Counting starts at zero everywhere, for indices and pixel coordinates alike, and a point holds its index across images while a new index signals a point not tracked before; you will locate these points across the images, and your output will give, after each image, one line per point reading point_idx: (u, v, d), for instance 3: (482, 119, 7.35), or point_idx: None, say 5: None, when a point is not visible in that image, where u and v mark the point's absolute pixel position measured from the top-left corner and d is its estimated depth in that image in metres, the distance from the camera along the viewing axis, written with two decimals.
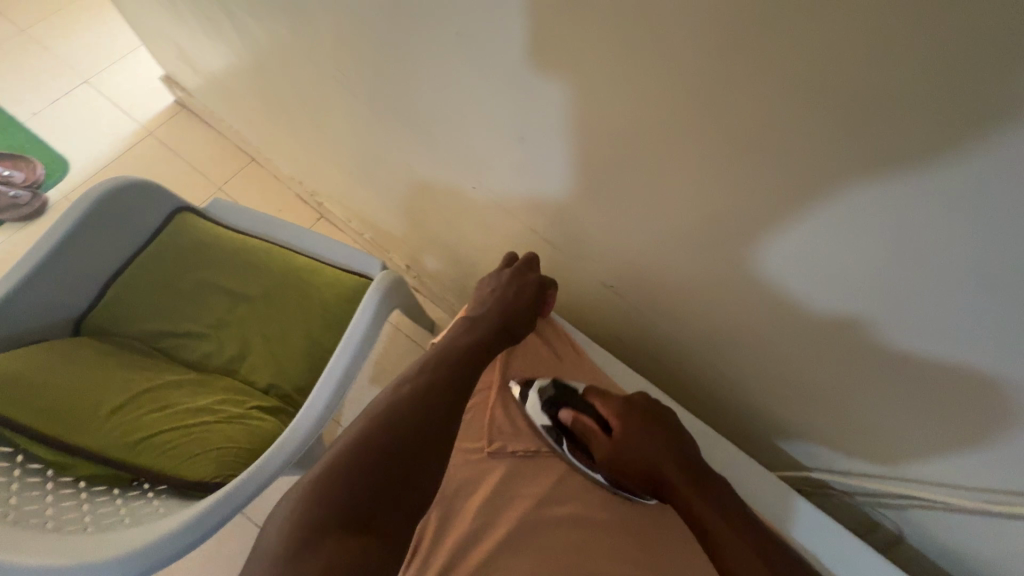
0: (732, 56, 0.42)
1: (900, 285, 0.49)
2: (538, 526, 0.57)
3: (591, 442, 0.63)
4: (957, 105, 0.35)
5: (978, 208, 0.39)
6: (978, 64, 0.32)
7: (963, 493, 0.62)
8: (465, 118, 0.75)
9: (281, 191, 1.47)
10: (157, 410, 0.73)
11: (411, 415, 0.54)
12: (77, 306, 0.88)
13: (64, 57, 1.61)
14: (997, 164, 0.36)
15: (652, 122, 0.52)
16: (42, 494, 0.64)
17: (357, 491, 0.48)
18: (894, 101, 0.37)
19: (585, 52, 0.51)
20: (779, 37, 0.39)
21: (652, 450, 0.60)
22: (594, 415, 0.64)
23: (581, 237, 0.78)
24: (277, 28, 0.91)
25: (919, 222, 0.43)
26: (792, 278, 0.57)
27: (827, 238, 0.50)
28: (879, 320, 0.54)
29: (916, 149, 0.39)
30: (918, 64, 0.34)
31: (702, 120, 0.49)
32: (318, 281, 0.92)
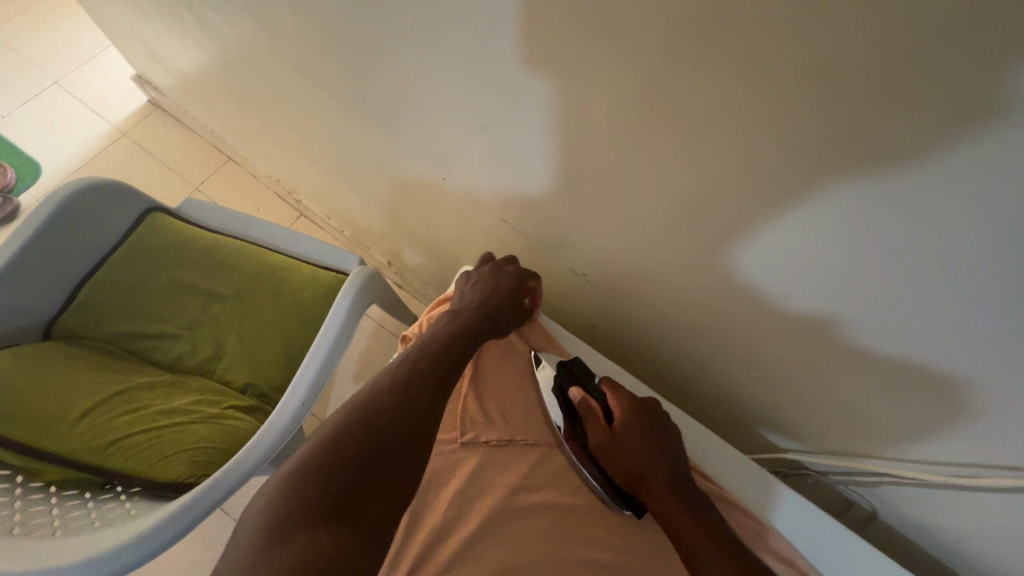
0: (683, 35, 0.42)
1: (888, 274, 0.48)
2: (510, 514, 0.57)
3: (587, 426, 0.62)
4: (903, 80, 0.35)
5: (928, 185, 0.39)
6: (919, 36, 0.32)
7: (929, 469, 0.63)
8: (432, 109, 0.74)
9: (258, 190, 1.46)
10: (129, 412, 0.73)
11: (380, 406, 0.53)
12: (47, 311, 0.86)
13: (32, 58, 1.58)
14: (947, 140, 0.36)
15: (613, 107, 0.52)
16: (11, 499, 0.63)
17: (325, 482, 0.47)
18: (842, 78, 0.37)
19: (540, 37, 0.51)
20: (722, 16, 0.39)
21: (642, 454, 0.57)
22: (602, 403, 0.62)
23: (552, 226, 0.78)
24: (242, 23, 0.90)
25: (896, 209, 0.42)
26: (780, 267, 0.55)
27: (817, 225, 0.48)
28: (864, 309, 0.53)
29: (860, 126, 0.39)
30: (863, 39, 0.34)
31: (656, 103, 0.49)
32: (293, 278, 0.91)
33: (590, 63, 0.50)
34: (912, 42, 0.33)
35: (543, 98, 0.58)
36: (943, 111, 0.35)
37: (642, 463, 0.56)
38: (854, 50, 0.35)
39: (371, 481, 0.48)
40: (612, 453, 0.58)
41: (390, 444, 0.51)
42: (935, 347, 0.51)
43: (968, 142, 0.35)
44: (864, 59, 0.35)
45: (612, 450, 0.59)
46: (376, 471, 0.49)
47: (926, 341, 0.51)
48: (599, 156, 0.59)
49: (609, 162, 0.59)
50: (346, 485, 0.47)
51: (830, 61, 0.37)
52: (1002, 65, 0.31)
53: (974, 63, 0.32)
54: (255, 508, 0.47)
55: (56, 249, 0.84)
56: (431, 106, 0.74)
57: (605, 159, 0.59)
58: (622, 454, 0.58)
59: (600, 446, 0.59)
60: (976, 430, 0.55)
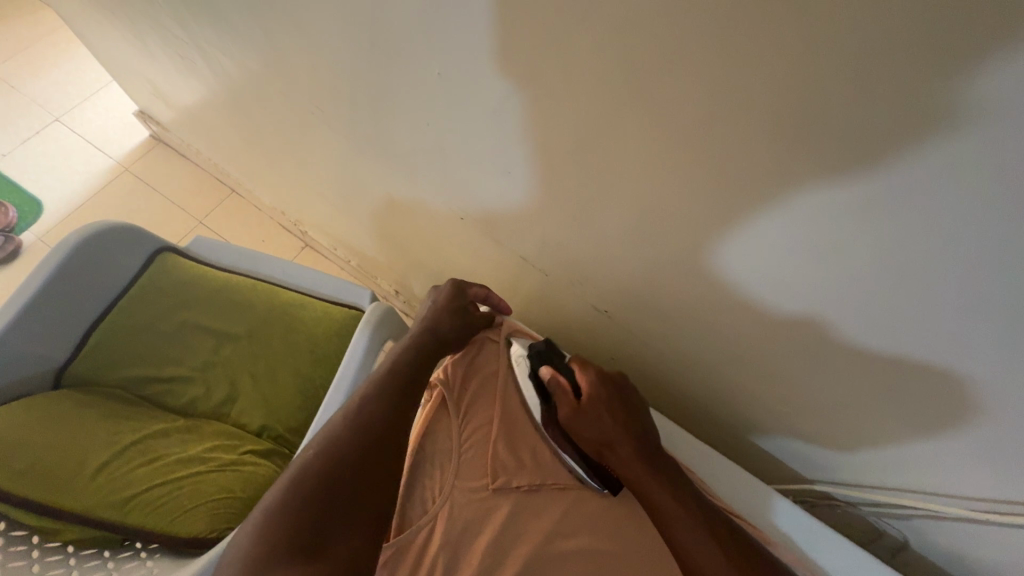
0: (723, 89, 0.42)
1: (875, 283, 0.49)
2: (547, 562, 0.56)
3: (557, 399, 0.63)
4: (952, 137, 0.35)
5: (967, 231, 0.40)
6: (966, 98, 0.33)
7: (963, 502, 0.63)
8: (450, 150, 0.74)
9: (264, 222, 1.45)
10: (145, 463, 0.71)
11: (358, 439, 0.54)
12: (56, 359, 0.84)
13: (33, 94, 1.58)
14: (985, 192, 0.37)
15: (641, 153, 0.53)
16: (28, 564, 0.60)
17: (304, 520, 0.48)
18: (886, 133, 0.37)
19: (567, 88, 0.52)
20: (766, 76, 0.39)
21: (610, 427, 0.59)
22: (571, 379, 0.65)
23: (571, 263, 0.77)
24: (254, 66, 0.90)
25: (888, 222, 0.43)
26: (768, 281, 0.57)
27: (801, 237, 0.50)
28: (865, 322, 0.53)
29: (918, 172, 0.38)
30: (908, 98, 0.35)
31: (687, 150, 0.49)
32: (306, 317, 0.90)
33: (618, 114, 0.50)
34: (966, 98, 0.33)
35: (566, 145, 0.58)
36: (989, 166, 0.35)
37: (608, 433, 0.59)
38: (901, 108, 0.36)
39: (339, 512, 0.49)
40: (582, 425, 0.60)
41: (352, 479, 0.51)
42: (959, 374, 0.51)
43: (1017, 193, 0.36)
44: (914, 112, 0.35)
45: (580, 424, 0.61)
46: (352, 488, 0.51)
47: (944, 351, 0.50)
48: (624, 197, 0.60)
49: (636, 204, 0.59)
50: (320, 512, 0.49)
51: (873, 119, 0.37)
52: None
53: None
54: (238, 541, 0.49)
55: (66, 296, 0.83)
56: (448, 147, 0.74)
57: (628, 201, 0.60)
58: (589, 427, 0.60)
59: (570, 420, 0.61)
60: (1012, 465, 0.55)
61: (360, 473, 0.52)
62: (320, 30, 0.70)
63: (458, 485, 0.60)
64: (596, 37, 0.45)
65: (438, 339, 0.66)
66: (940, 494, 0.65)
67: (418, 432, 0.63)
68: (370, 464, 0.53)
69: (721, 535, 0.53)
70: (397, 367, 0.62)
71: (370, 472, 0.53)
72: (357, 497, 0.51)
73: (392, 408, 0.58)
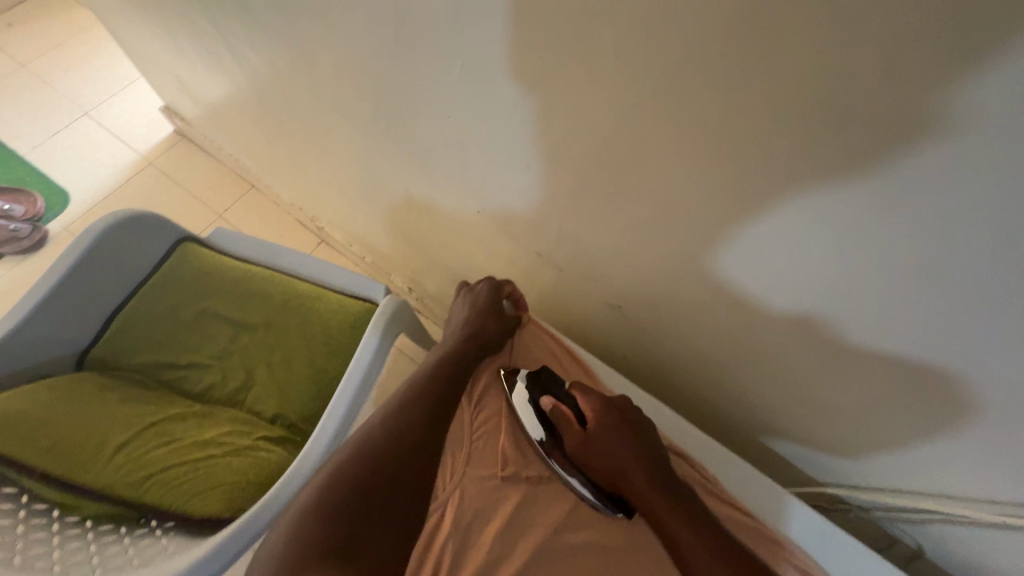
0: (742, 82, 0.42)
1: (903, 293, 0.48)
2: (553, 554, 0.56)
3: (563, 431, 0.63)
4: (987, 133, 0.34)
5: (998, 229, 0.39)
6: (1000, 93, 0.32)
7: (978, 506, 0.61)
8: (467, 145, 0.75)
9: (282, 218, 1.47)
10: (163, 444, 0.72)
11: (393, 440, 0.56)
12: (80, 342, 0.86)
13: (63, 89, 1.63)
14: (1019, 190, 0.36)
15: (661, 150, 0.53)
16: (48, 535, 0.61)
17: (336, 518, 0.49)
18: (916, 127, 0.37)
19: (584, 83, 0.52)
20: (785, 69, 0.39)
21: (622, 451, 0.59)
22: (573, 407, 0.64)
23: (587, 259, 0.77)
24: (278, 61, 0.92)
25: (907, 220, 0.42)
26: (784, 284, 0.57)
27: (825, 240, 0.49)
28: (887, 330, 0.53)
29: (942, 163, 0.38)
30: (941, 92, 0.34)
31: (705, 146, 0.49)
32: (322, 308, 0.92)
33: (640, 111, 0.50)
34: (989, 89, 0.33)
35: (585, 141, 0.58)
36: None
37: (620, 457, 0.59)
38: (933, 104, 0.35)
39: (371, 512, 0.50)
40: (590, 455, 0.60)
41: (385, 483, 0.52)
42: (984, 378, 0.50)
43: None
44: (937, 100, 0.35)
45: (590, 453, 0.60)
46: (386, 487, 0.52)
47: (973, 358, 0.49)
48: (641, 194, 0.60)
49: (654, 202, 0.59)
50: (353, 510, 0.49)
51: (905, 112, 0.37)
52: None
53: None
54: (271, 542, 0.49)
55: (91, 280, 0.85)
56: (464, 142, 0.75)
57: (645, 198, 0.59)
58: (598, 453, 0.60)
59: (577, 450, 0.61)
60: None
61: (393, 474, 0.53)
62: (344, 25, 0.72)
63: (470, 474, 0.60)
64: (621, 32, 0.45)
65: (472, 343, 0.69)
66: (953, 496, 0.64)
67: None
68: (402, 465, 0.54)
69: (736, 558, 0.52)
70: (433, 368, 0.65)
71: (401, 478, 0.54)
72: (389, 497, 0.52)
73: (423, 416, 0.59)
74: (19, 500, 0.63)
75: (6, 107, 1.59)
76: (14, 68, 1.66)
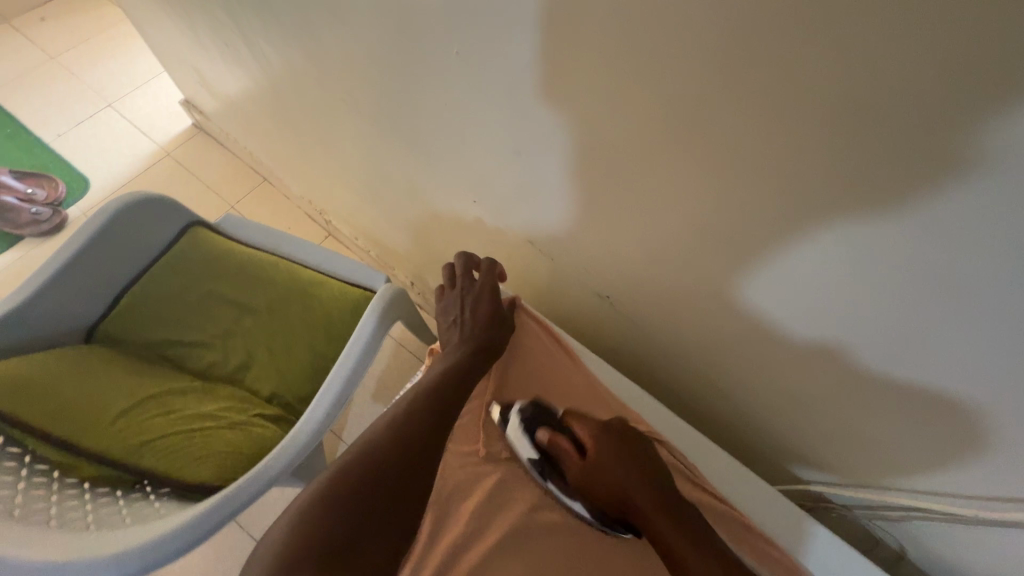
0: (712, 77, 0.42)
1: (916, 312, 0.47)
2: (527, 533, 0.57)
3: (563, 464, 0.59)
4: (945, 128, 0.34)
5: (966, 231, 0.38)
6: (953, 85, 0.32)
7: (949, 500, 0.61)
8: (457, 141, 0.76)
9: (292, 211, 1.51)
10: (162, 414, 0.75)
11: (400, 445, 0.54)
12: (89, 316, 0.90)
13: (90, 81, 1.69)
14: (990, 197, 0.35)
15: (638, 151, 0.53)
16: (47, 493, 0.64)
17: (336, 525, 0.47)
18: (878, 124, 0.36)
19: (561, 81, 0.53)
20: (751, 64, 0.39)
21: (621, 478, 0.55)
22: (572, 437, 0.60)
23: (575, 256, 0.77)
24: (289, 54, 0.96)
25: (917, 254, 0.42)
26: (793, 308, 0.56)
27: (834, 264, 0.48)
28: (894, 347, 0.51)
29: (904, 161, 0.37)
30: (896, 86, 0.34)
31: (679, 143, 0.49)
32: (323, 295, 0.94)
33: (616, 109, 0.50)
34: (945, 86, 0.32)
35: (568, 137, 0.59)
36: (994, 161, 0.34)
37: (622, 483, 0.55)
38: (891, 97, 0.35)
39: (374, 521, 0.48)
40: (592, 486, 0.56)
41: (389, 492, 0.50)
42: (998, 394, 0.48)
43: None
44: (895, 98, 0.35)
45: (591, 484, 0.56)
46: (390, 496, 0.50)
47: (994, 376, 0.46)
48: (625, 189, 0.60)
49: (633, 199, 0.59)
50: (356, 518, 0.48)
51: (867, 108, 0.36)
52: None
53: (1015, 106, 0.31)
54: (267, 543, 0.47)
55: (102, 258, 0.89)
56: (453, 139, 0.76)
57: (626, 199, 0.59)
58: (600, 482, 0.56)
59: (580, 482, 0.57)
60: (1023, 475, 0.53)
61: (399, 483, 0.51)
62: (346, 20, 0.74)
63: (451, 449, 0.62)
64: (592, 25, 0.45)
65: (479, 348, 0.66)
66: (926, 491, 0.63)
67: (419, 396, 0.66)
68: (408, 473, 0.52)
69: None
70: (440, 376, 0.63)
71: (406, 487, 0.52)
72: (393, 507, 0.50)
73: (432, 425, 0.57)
74: (21, 459, 0.66)
75: (35, 96, 1.65)
76: (45, 60, 1.73)
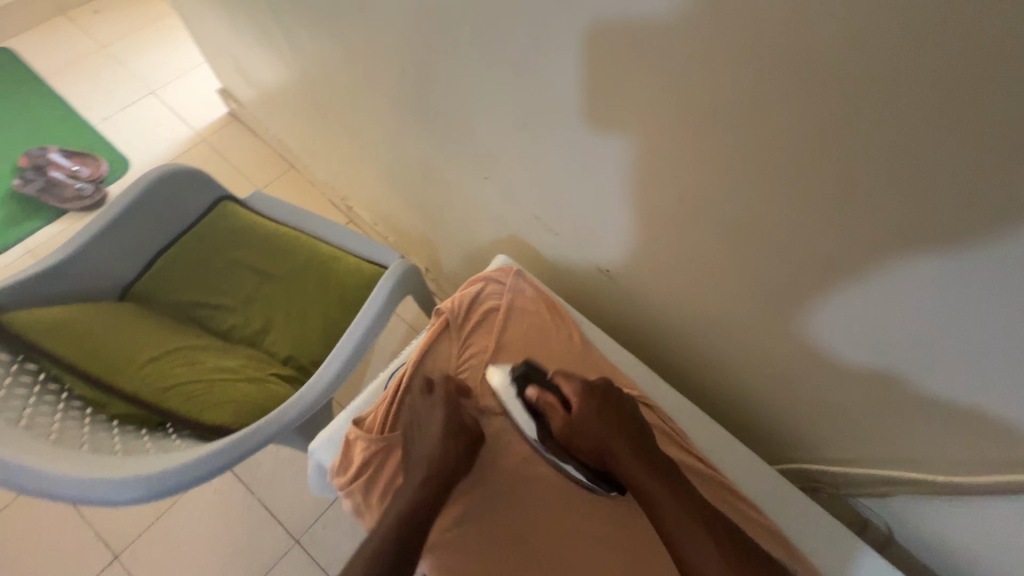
0: (695, 45, 0.44)
1: (962, 346, 0.48)
2: (515, 479, 0.62)
3: (548, 416, 0.64)
4: (914, 85, 0.36)
5: (940, 192, 0.40)
6: (918, 39, 0.34)
7: (938, 472, 0.60)
8: (468, 121, 0.80)
9: (316, 197, 1.58)
10: (185, 363, 0.80)
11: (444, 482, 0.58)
12: (124, 277, 0.97)
13: (135, 70, 1.80)
14: (964, 153, 0.37)
15: (634, 124, 0.55)
16: (80, 424, 0.70)
17: None
18: (854, 81, 0.38)
19: (564, 54, 0.56)
20: (731, 33, 0.42)
21: (601, 433, 0.60)
22: (557, 393, 0.65)
23: (577, 235, 0.79)
24: (315, 41, 1.01)
25: (939, 300, 0.46)
26: (846, 343, 0.58)
27: (883, 300, 0.50)
28: (931, 372, 0.53)
29: (882, 120, 0.39)
30: (866, 42, 0.36)
31: (666, 114, 0.51)
32: (339, 268, 0.99)
33: (613, 84, 0.53)
34: (913, 44, 0.34)
35: (568, 111, 0.61)
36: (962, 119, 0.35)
37: (602, 438, 0.60)
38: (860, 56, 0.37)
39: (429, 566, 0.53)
40: (575, 437, 0.62)
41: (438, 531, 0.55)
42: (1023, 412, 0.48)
43: (994, 143, 0.35)
44: (862, 61, 0.37)
45: (576, 436, 0.62)
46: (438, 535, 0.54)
47: None
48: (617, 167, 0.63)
49: (629, 173, 0.62)
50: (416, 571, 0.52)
51: (838, 68, 0.38)
52: (1000, 69, 0.32)
53: (978, 54, 0.32)
54: None
55: (139, 223, 0.96)
56: (465, 119, 0.80)
57: (624, 174, 0.62)
58: (582, 436, 0.61)
59: (564, 433, 0.62)
60: (1011, 452, 0.52)
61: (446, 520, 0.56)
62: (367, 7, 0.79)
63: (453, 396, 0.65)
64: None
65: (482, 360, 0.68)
66: (915, 465, 0.62)
67: (422, 347, 0.69)
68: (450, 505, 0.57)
69: (734, 546, 0.52)
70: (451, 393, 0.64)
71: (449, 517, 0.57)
72: None
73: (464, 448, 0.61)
74: (60, 395, 0.73)
75: (85, 83, 1.76)
76: (95, 50, 1.84)
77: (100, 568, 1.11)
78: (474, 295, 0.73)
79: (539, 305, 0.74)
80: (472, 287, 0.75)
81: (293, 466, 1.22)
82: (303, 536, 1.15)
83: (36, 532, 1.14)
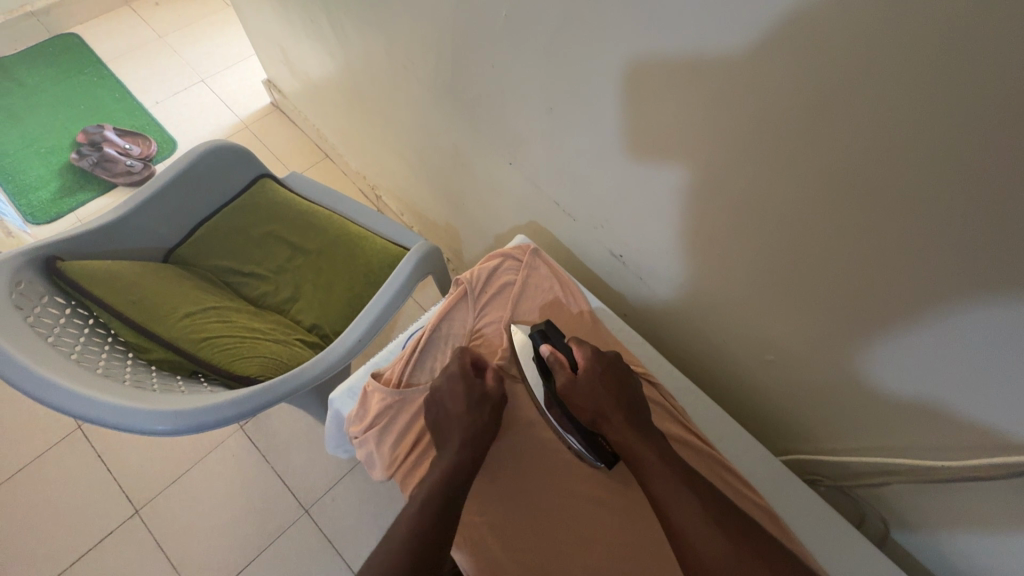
0: (709, 31, 0.47)
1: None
2: (519, 441, 0.67)
3: (554, 372, 0.67)
4: (908, 68, 0.38)
5: (932, 176, 0.42)
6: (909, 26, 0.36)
7: (933, 462, 0.60)
8: (497, 108, 0.84)
9: (347, 186, 1.65)
10: (220, 320, 0.86)
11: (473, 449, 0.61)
12: (169, 241, 1.03)
13: (188, 59, 1.91)
14: (955, 135, 0.38)
15: (650, 109, 0.59)
16: (123, 365, 0.76)
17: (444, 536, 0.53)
18: (853, 65, 0.41)
19: (587, 42, 0.60)
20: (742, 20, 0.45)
21: (601, 396, 0.63)
22: (568, 355, 0.68)
23: (594, 221, 0.83)
24: (358, 32, 1.07)
25: (1010, 342, 0.45)
26: (905, 383, 0.57)
27: (950, 343, 0.50)
28: (983, 406, 0.52)
29: (878, 102, 0.41)
30: (864, 28, 0.38)
31: (680, 99, 0.55)
32: (366, 245, 1.04)
33: (633, 69, 0.57)
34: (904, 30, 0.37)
35: (591, 97, 0.65)
36: (951, 102, 0.37)
37: (602, 403, 0.63)
38: (858, 42, 0.39)
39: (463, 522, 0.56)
40: (575, 396, 0.64)
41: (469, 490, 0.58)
42: None
43: (983, 125, 0.37)
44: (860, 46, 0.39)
45: (576, 395, 0.64)
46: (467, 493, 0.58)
47: None
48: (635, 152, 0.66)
49: (644, 158, 0.65)
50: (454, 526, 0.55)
51: (837, 55, 0.41)
52: (985, 54, 0.34)
53: (965, 39, 0.35)
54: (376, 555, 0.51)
55: (186, 191, 1.03)
56: (494, 105, 0.84)
57: (639, 160, 0.66)
58: (583, 397, 0.64)
59: (565, 391, 0.65)
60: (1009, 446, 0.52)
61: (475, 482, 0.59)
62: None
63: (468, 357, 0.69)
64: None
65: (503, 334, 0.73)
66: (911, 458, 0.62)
67: (441, 312, 0.74)
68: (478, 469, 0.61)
69: (715, 510, 0.54)
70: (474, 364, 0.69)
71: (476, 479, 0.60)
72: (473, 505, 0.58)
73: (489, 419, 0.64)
74: (106, 339, 0.79)
75: (141, 69, 1.88)
76: (152, 39, 1.96)
77: (121, 520, 1.17)
78: (492, 268, 0.78)
79: (555, 284, 0.78)
80: (492, 260, 0.79)
81: (308, 438, 1.27)
82: (312, 506, 1.19)
83: (64, 481, 1.21)
